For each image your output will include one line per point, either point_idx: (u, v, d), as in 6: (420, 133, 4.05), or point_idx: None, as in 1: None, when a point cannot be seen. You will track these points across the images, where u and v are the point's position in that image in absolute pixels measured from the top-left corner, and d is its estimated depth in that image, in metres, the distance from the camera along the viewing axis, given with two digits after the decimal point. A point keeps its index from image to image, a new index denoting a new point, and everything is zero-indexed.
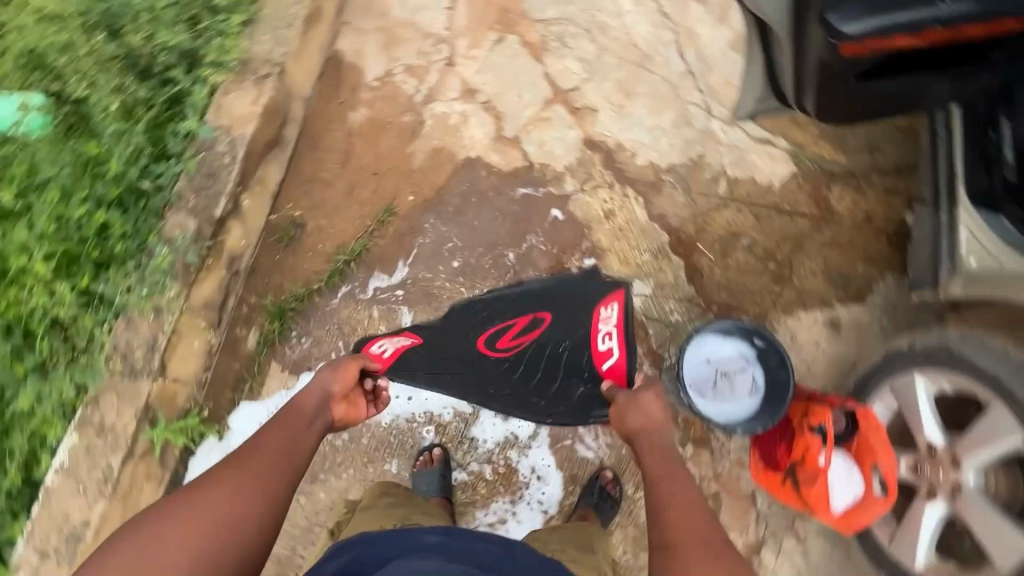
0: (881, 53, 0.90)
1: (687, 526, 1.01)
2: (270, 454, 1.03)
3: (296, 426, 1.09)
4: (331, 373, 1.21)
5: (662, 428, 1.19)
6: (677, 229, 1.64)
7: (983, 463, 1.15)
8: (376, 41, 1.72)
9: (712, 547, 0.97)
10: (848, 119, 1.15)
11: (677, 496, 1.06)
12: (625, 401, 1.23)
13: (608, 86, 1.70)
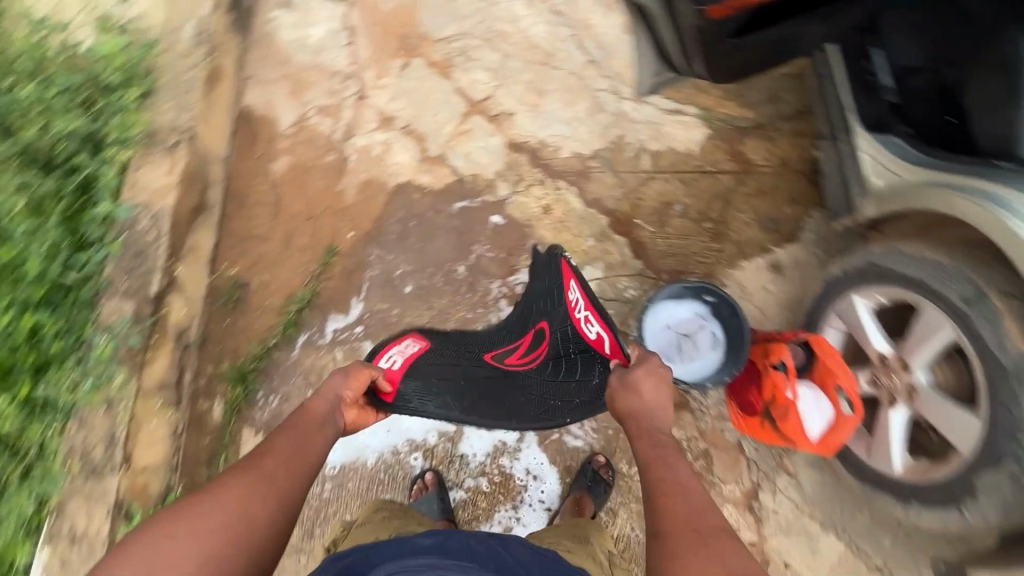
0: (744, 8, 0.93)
1: (679, 512, 1.02)
2: (283, 458, 1.02)
3: (309, 432, 1.09)
4: (343, 377, 1.22)
5: (655, 412, 1.20)
6: (612, 207, 1.75)
7: (931, 361, 1.15)
8: (283, 89, 1.80)
9: (700, 534, 0.97)
10: (739, 74, 1.19)
11: (671, 483, 1.07)
12: (618, 386, 1.25)
13: (519, 88, 1.84)
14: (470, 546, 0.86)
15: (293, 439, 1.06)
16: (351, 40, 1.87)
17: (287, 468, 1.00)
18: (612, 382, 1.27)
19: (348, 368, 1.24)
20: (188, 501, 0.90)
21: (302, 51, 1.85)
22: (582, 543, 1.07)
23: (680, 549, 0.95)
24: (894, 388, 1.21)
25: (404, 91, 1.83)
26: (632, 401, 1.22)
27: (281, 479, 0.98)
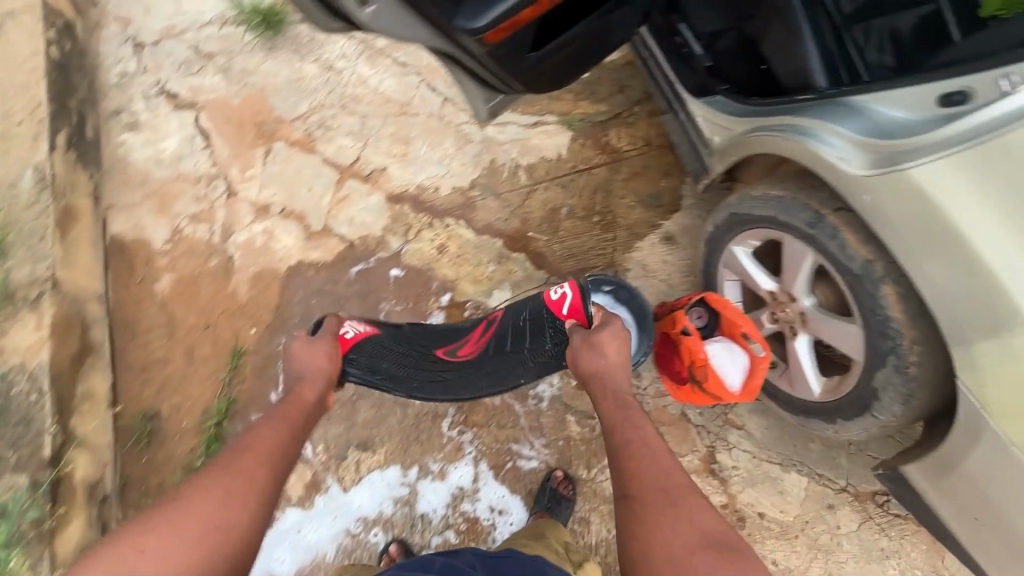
0: (521, 26, 0.94)
1: (647, 476, 1.11)
2: (258, 461, 1.07)
3: (286, 433, 1.16)
4: (315, 355, 1.33)
5: (615, 378, 1.27)
6: (503, 228, 1.80)
7: (810, 284, 1.22)
8: (149, 208, 1.77)
9: (670, 498, 1.07)
10: (555, 77, 1.25)
11: (639, 449, 1.16)
12: (579, 345, 1.31)
13: (385, 143, 1.88)
14: (429, 567, 0.90)
15: (268, 437, 1.13)
16: (208, 142, 1.87)
17: (260, 470, 1.05)
18: (575, 341, 1.34)
19: (321, 346, 1.35)
20: (169, 503, 0.96)
21: (160, 166, 1.83)
22: (539, 539, 1.18)
23: (652, 511, 1.05)
24: (789, 317, 1.29)
25: (274, 177, 1.84)
26: (597, 362, 1.28)
27: (257, 479, 1.03)
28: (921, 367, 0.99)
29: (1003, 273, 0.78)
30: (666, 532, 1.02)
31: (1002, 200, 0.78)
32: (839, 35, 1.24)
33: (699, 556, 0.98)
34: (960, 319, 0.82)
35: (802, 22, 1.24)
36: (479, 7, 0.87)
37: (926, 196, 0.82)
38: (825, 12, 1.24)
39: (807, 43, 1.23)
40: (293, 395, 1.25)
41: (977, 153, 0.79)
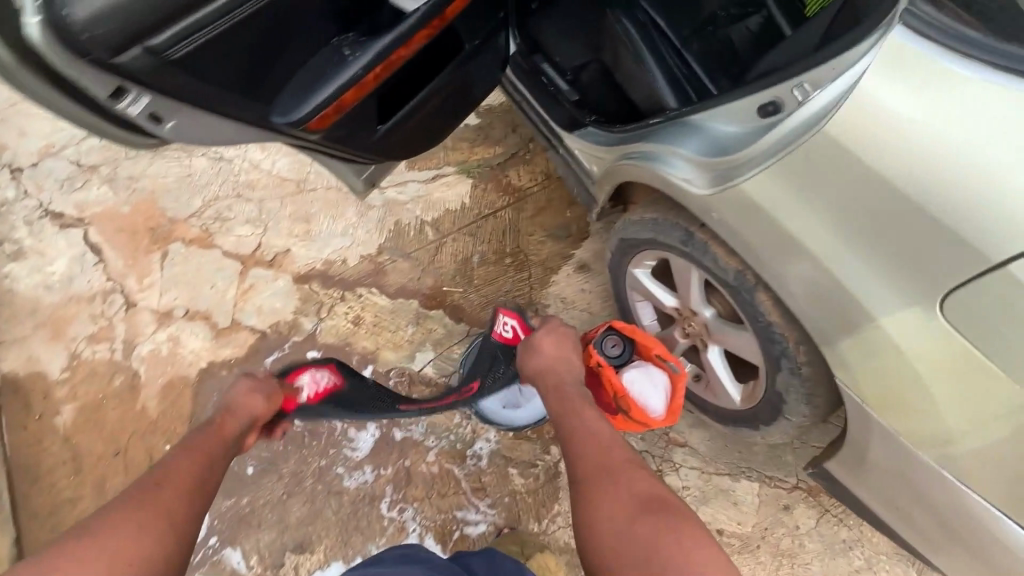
0: (345, 112, 0.96)
1: (592, 457, 1.04)
2: (174, 490, 0.94)
3: (203, 460, 1.05)
4: (261, 396, 1.27)
5: (562, 370, 1.27)
6: (417, 288, 1.77)
7: (705, 297, 1.22)
8: (43, 337, 1.68)
9: (615, 476, 1.00)
10: (412, 145, 1.29)
11: (581, 435, 1.10)
12: (526, 348, 1.35)
13: (285, 223, 1.84)
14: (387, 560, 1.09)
15: (187, 467, 1.01)
16: (99, 257, 1.79)
17: (178, 499, 0.93)
18: (522, 348, 1.37)
19: (267, 387, 1.29)
20: (64, 540, 0.80)
21: (50, 291, 1.74)
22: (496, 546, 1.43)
23: (600, 492, 0.97)
24: (697, 330, 1.29)
25: (173, 281, 1.77)
26: (546, 357, 1.31)
27: (176, 508, 0.91)
28: (811, 366, 0.98)
29: (828, 260, 0.76)
30: (617, 509, 0.93)
31: (819, 203, 0.74)
32: (681, 57, 1.33)
33: (657, 526, 0.88)
34: (818, 320, 0.81)
35: (645, 51, 1.32)
36: (292, 104, 0.91)
37: (757, 209, 0.82)
38: (664, 41, 1.34)
39: (653, 67, 1.29)
40: (212, 426, 1.14)
41: (787, 162, 0.76)
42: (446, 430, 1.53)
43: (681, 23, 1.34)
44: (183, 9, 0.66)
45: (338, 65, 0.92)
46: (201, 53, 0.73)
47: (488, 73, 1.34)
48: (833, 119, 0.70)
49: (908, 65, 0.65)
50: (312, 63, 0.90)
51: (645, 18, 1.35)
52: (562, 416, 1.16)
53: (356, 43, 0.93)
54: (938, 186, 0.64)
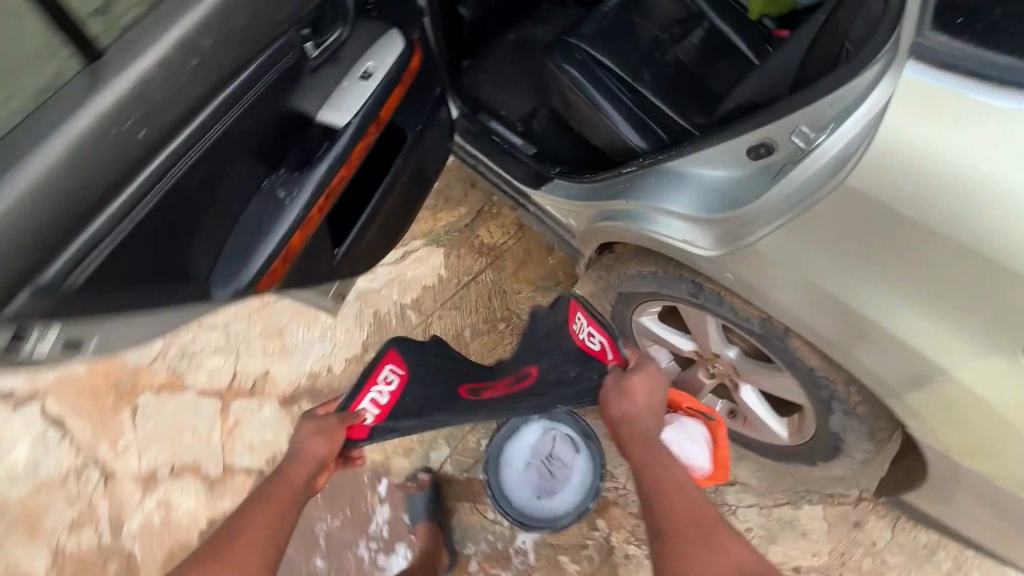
0: (298, 257, 0.85)
1: (683, 511, 0.87)
2: (248, 544, 0.81)
3: (274, 520, 0.85)
4: (323, 438, 0.96)
5: (645, 419, 1.00)
6: None
7: (725, 338, 1.12)
8: (21, 538, 1.53)
9: (710, 533, 0.84)
10: (373, 253, 1.16)
11: (669, 484, 0.92)
12: (614, 389, 1.03)
13: (258, 343, 1.70)
14: None
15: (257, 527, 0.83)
16: (62, 431, 1.62)
17: (253, 549, 0.81)
18: (609, 380, 1.05)
19: (326, 424, 0.97)
20: None
21: (16, 482, 1.57)
22: None
23: (687, 551, 0.82)
24: (724, 370, 1.19)
25: (150, 437, 1.61)
26: (639, 399, 1.02)
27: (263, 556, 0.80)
28: (867, 403, 0.89)
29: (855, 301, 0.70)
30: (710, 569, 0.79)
31: (837, 246, 0.68)
32: (634, 88, 1.21)
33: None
34: (877, 369, 0.73)
35: (593, 93, 1.20)
36: (232, 271, 0.79)
37: (781, 266, 0.74)
38: (610, 76, 1.22)
39: (608, 111, 1.19)
40: (284, 474, 0.92)
41: (802, 215, 0.69)
42: (482, 531, 1.42)
43: (624, 50, 1.24)
44: (79, 226, 0.56)
45: (275, 209, 0.80)
46: (114, 262, 0.63)
47: (437, 154, 1.25)
48: (849, 164, 0.63)
49: (926, 100, 0.57)
50: (244, 217, 0.79)
51: (582, 57, 1.23)
52: (644, 470, 0.95)
53: (288, 180, 0.82)
54: (981, 215, 0.57)
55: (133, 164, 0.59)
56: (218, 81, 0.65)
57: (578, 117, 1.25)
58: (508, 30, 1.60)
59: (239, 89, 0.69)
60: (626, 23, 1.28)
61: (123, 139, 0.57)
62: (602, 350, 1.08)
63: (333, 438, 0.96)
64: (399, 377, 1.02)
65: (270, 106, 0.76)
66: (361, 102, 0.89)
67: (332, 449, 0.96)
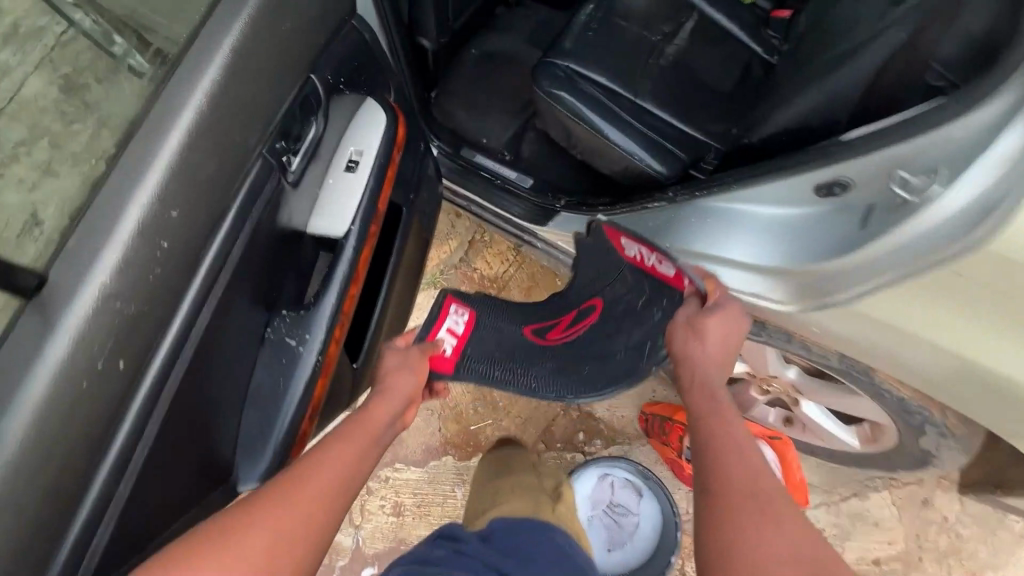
0: (324, 402, 0.73)
1: (728, 476, 0.63)
2: (306, 499, 0.60)
3: (303, 508, 0.59)
4: (401, 375, 0.82)
5: (713, 366, 0.75)
6: (442, 442, 1.52)
7: (783, 359, 1.03)
8: None
9: (765, 498, 0.60)
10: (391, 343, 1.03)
11: (730, 451, 0.66)
12: (688, 327, 0.77)
13: None
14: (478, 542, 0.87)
15: (288, 511, 0.58)
16: None
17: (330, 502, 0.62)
18: (681, 317, 0.79)
19: (409, 357, 0.85)
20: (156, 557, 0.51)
21: None
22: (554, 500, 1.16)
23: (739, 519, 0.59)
24: (782, 388, 1.12)
25: None
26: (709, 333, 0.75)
27: (313, 545, 0.58)
28: (966, 426, 0.82)
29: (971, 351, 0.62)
30: (744, 521, 0.58)
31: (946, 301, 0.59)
32: (636, 104, 1.09)
33: (790, 557, 0.54)
34: (999, 416, 0.68)
35: (593, 120, 1.07)
36: (256, 448, 0.68)
37: (878, 325, 0.66)
38: (606, 94, 1.09)
39: (613, 139, 1.06)
40: (358, 419, 0.75)
41: (908, 282, 0.59)
42: None
43: (615, 60, 1.11)
44: (82, 487, 0.48)
45: (288, 363, 0.68)
46: (146, 498, 0.55)
47: (433, 213, 1.12)
48: (964, 236, 0.53)
49: None
50: (254, 385, 0.67)
51: (571, 79, 1.09)
52: (701, 423, 0.70)
53: (294, 324, 0.69)
54: None
55: (121, 399, 0.51)
56: (189, 259, 0.55)
57: (582, 144, 1.12)
58: (471, 44, 1.44)
59: (218, 251, 0.59)
60: (611, 28, 1.14)
61: (100, 380, 0.49)
62: (678, 274, 0.83)
63: (399, 388, 0.80)
64: (469, 324, 0.95)
65: (257, 252, 0.64)
66: (355, 203, 0.76)
67: (404, 394, 0.81)
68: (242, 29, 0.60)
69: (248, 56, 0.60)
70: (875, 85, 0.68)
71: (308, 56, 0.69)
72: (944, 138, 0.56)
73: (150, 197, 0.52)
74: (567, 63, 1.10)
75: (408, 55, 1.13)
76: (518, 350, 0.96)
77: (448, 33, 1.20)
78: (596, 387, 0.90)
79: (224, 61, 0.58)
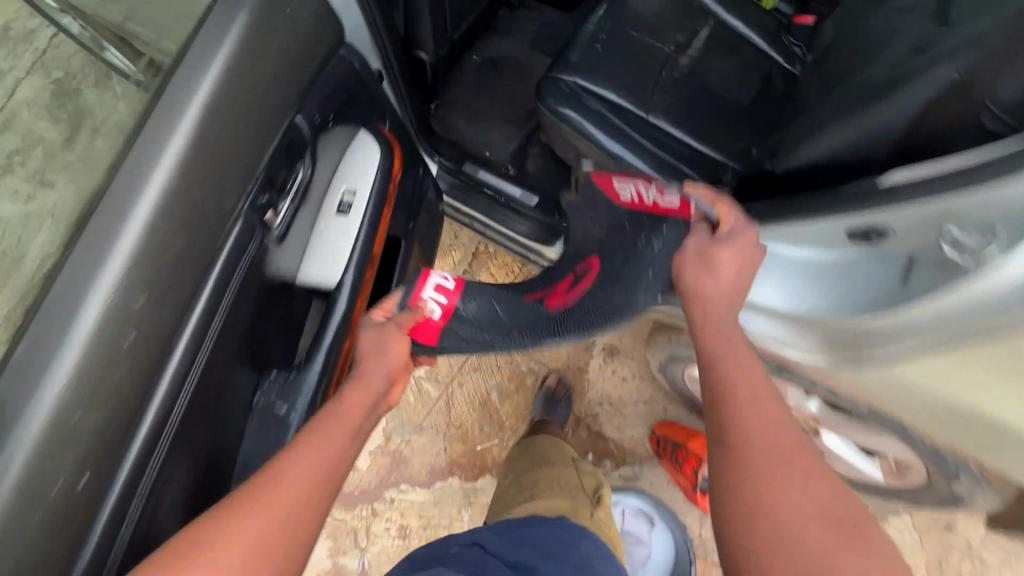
0: None
1: (745, 431, 0.57)
2: (286, 499, 0.55)
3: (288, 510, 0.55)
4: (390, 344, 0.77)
5: (726, 308, 0.68)
6: (447, 463, 1.49)
7: (804, 393, 0.97)
8: None
9: (796, 467, 0.54)
10: None
11: (757, 412, 0.59)
12: (700, 255, 0.71)
13: None
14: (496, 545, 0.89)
15: (270, 515, 0.53)
16: None
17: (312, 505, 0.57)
18: (690, 247, 0.73)
19: (392, 327, 0.78)
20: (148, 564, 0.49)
21: None
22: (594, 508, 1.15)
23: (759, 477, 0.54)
24: (801, 419, 1.06)
25: None
26: (722, 268, 0.69)
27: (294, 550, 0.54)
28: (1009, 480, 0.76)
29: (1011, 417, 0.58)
30: (775, 493, 0.53)
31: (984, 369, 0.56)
32: (646, 124, 1.02)
33: (821, 539, 0.50)
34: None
35: (601, 142, 1.00)
36: None
37: (910, 388, 0.62)
38: (618, 116, 1.03)
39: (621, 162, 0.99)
40: (335, 406, 0.68)
41: (943, 349, 0.55)
42: None
43: (624, 75, 1.04)
44: None
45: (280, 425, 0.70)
46: None
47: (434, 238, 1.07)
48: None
49: None
50: (247, 449, 0.68)
51: (576, 97, 1.02)
52: (715, 373, 0.64)
53: (283, 387, 0.71)
54: None
55: (92, 502, 0.49)
56: (170, 331, 0.56)
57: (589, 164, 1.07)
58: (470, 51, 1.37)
59: (202, 315, 0.59)
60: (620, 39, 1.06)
61: (69, 492, 0.48)
62: (683, 204, 0.78)
63: (398, 350, 0.77)
64: (458, 282, 0.90)
65: (240, 320, 0.64)
66: (349, 249, 0.74)
67: (402, 352, 0.78)
68: (213, 84, 0.57)
69: (220, 114, 0.57)
70: (917, 120, 0.62)
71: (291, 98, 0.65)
72: (996, 199, 0.49)
73: (121, 279, 0.51)
74: (574, 81, 1.03)
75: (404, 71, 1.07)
76: (511, 309, 0.93)
77: (446, 45, 1.14)
78: (585, 325, 0.84)
79: (195, 119, 0.55)
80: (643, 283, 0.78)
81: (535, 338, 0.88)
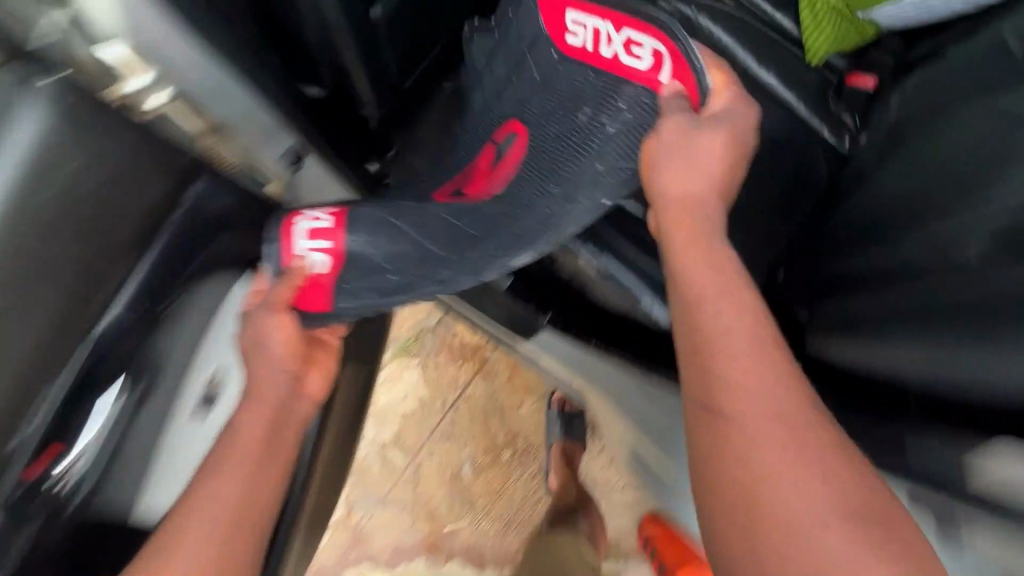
0: None
1: (735, 357, 0.53)
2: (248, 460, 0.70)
3: (247, 475, 0.69)
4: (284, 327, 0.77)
5: (704, 226, 0.61)
6: (413, 543, 1.35)
7: None
8: None
9: (794, 446, 0.48)
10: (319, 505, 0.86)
11: (749, 380, 0.52)
12: (673, 148, 0.60)
13: None
14: None
15: (259, 484, 0.70)
16: None
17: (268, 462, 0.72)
18: (666, 134, 0.60)
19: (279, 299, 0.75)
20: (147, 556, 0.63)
21: None
22: None
23: (752, 423, 0.50)
24: None
25: None
26: (678, 183, 0.62)
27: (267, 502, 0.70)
28: None
29: None
30: (782, 477, 0.48)
31: None
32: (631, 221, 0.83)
33: (833, 533, 0.45)
34: None
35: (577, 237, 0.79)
36: None
37: None
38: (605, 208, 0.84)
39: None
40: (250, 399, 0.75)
41: None
42: None
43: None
44: None
45: None
46: None
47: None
48: None
49: None
50: None
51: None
52: (688, 293, 0.58)
53: None
54: None
55: None
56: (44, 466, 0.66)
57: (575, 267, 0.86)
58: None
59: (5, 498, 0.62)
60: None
61: None
62: (653, 65, 0.61)
63: (280, 324, 0.77)
64: (337, 218, 0.73)
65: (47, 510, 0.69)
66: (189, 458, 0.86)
67: (291, 335, 0.78)
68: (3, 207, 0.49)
69: (17, 238, 0.51)
70: (944, 369, 0.60)
71: (129, 236, 0.63)
72: None
73: None
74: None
75: (323, 136, 0.82)
76: (414, 219, 0.73)
77: (389, 91, 0.88)
78: (529, 234, 0.68)
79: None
80: (591, 180, 0.65)
81: (467, 257, 0.71)
